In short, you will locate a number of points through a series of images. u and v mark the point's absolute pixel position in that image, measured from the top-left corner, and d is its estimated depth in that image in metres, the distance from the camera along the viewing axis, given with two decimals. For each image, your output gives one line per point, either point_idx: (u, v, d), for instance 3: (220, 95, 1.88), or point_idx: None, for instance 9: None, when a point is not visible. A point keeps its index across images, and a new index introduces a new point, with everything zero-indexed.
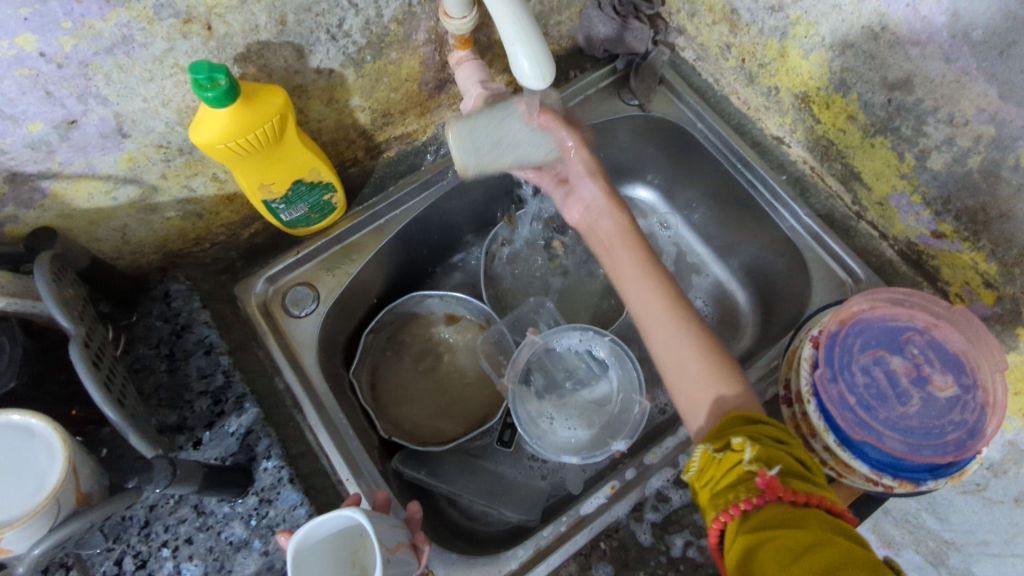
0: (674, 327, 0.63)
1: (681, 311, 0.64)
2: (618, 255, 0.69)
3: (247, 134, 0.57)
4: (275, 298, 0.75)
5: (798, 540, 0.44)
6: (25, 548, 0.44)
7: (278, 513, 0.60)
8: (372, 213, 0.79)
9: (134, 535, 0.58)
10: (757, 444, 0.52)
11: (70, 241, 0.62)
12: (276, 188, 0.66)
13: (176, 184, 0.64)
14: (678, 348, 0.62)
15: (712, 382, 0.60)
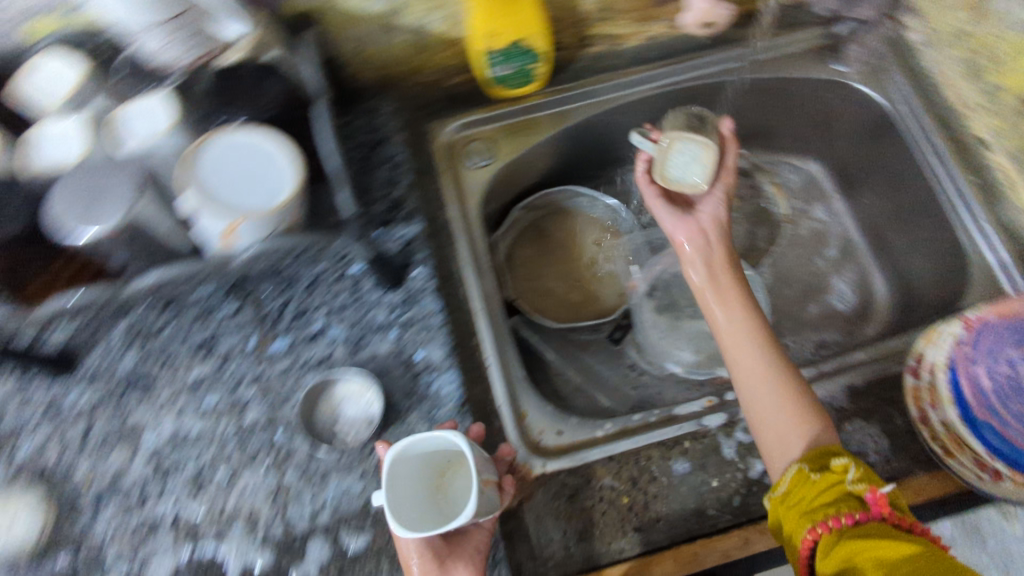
0: (762, 360, 0.65)
1: (769, 339, 0.67)
2: (720, 279, 0.71)
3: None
4: (459, 145, 0.80)
5: (908, 554, 0.49)
6: (245, 242, 0.51)
7: (418, 314, 0.67)
8: (563, 97, 0.82)
9: (299, 289, 0.67)
10: (859, 468, 0.56)
11: (323, 33, 0.70)
12: (499, 40, 0.72)
13: (418, 11, 0.71)
14: (768, 385, 0.63)
15: (802, 417, 0.61)
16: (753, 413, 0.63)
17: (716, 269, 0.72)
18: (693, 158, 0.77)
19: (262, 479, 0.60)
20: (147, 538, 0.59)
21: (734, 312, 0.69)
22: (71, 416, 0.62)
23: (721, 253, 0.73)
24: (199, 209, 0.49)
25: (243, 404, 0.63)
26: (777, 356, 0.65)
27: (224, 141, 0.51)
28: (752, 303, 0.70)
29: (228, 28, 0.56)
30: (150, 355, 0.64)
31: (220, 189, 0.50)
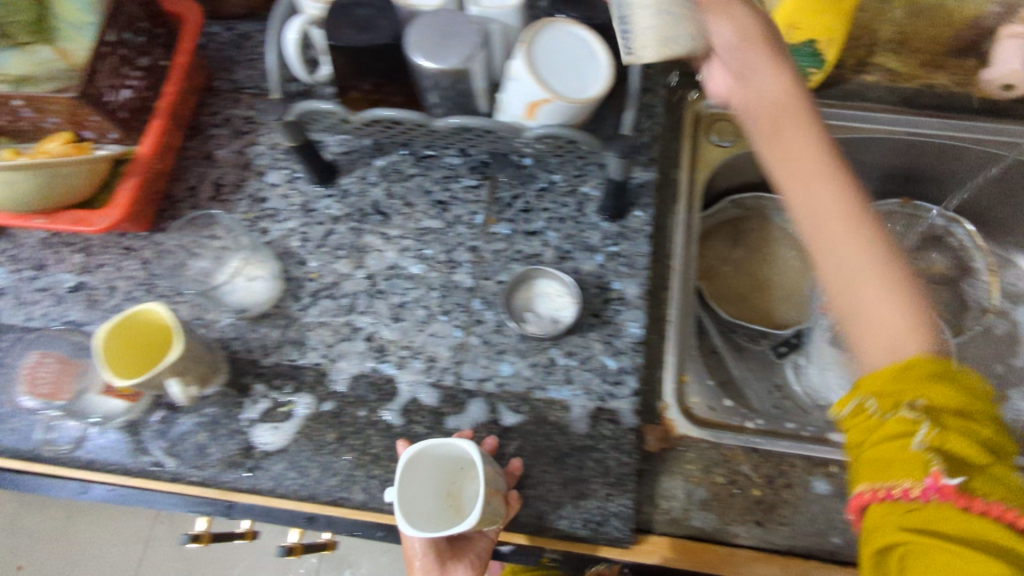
0: (843, 246, 0.45)
1: (861, 208, 0.46)
2: (788, 135, 0.49)
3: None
4: (708, 119, 0.81)
5: (969, 568, 0.37)
6: (538, 120, 0.56)
7: (627, 250, 0.69)
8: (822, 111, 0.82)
9: (532, 190, 0.72)
10: (937, 427, 0.41)
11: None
12: (796, 36, 0.72)
13: None
14: (868, 265, 0.44)
15: (895, 319, 0.43)
16: (846, 310, 0.46)
17: (785, 134, 0.49)
18: (659, 28, 0.53)
19: (450, 332, 0.66)
20: (344, 340, 0.65)
21: (807, 187, 0.47)
22: (318, 218, 0.70)
23: (775, 86, 0.50)
24: (528, 77, 0.52)
25: (455, 264, 0.68)
26: (862, 217, 0.45)
27: (564, 28, 0.55)
28: (824, 144, 0.48)
29: None
30: (395, 196, 0.71)
31: (551, 68, 0.53)
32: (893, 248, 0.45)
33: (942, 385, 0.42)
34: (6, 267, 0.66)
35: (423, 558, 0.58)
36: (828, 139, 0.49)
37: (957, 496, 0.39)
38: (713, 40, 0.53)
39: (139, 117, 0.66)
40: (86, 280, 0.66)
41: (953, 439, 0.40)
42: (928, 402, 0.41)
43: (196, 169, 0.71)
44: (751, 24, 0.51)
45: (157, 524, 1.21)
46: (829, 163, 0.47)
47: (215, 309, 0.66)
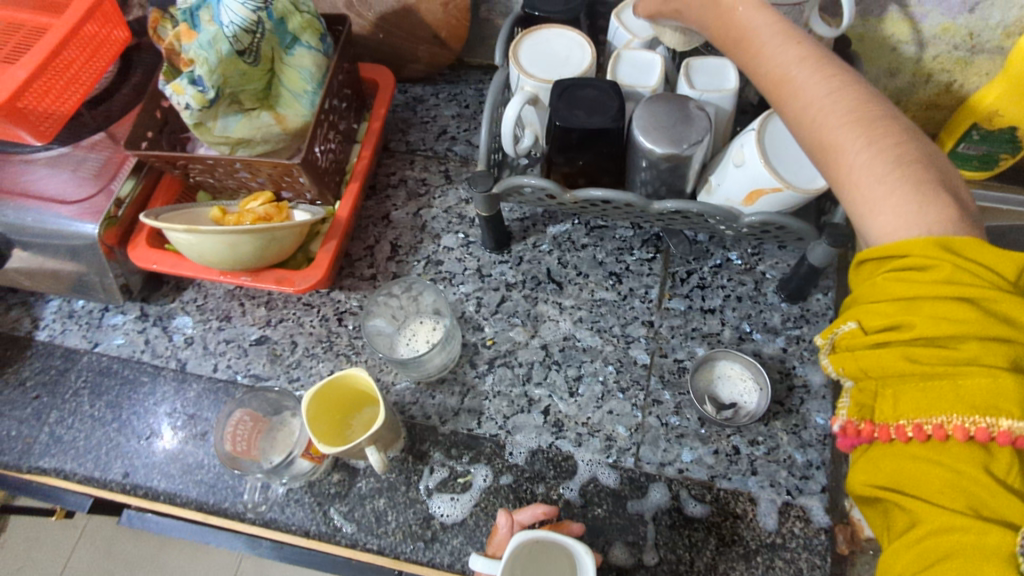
0: (822, 144, 0.43)
1: (849, 103, 0.43)
2: (776, 78, 0.46)
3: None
4: None
5: (919, 510, 0.37)
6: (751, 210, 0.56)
7: (810, 334, 0.68)
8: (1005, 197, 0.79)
9: (707, 267, 0.71)
10: (855, 354, 0.40)
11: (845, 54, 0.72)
12: (994, 123, 0.70)
13: (930, 69, 0.72)
14: (845, 144, 0.42)
15: (890, 199, 0.39)
16: (844, 207, 0.42)
17: (758, 63, 0.48)
18: (664, 107, 0.56)
19: (629, 410, 0.64)
20: (521, 412, 0.63)
21: (789, 100, 0.45)
22: (493, 283, 0.70)
23: (771, 43, 0.47)
24: (760, 165, 0.53)
25: (631, 339, 0.67)
26: (837, 115, 0.43)
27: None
28: (821, 74, 0.44)
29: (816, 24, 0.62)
30: (568, 265, 0.71)
31: (785, 158, 0.54)
32: (886, 136, 0.41)
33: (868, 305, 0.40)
34: (193, 317, 0.67)
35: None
36: (828, 68, 0.45)
37: (864, 431, 0.39)
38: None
39: (334, 178, 0.68)
40: (268, 333, 0.66)
41: (866, 368, 0.39)
42: (857, 330, 0.40)
43: (374, 230, 0.72)
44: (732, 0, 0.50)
45: (243, 566, 1.11)
46: (812, 62, 0.45)
47: (392, 372, 0.65)
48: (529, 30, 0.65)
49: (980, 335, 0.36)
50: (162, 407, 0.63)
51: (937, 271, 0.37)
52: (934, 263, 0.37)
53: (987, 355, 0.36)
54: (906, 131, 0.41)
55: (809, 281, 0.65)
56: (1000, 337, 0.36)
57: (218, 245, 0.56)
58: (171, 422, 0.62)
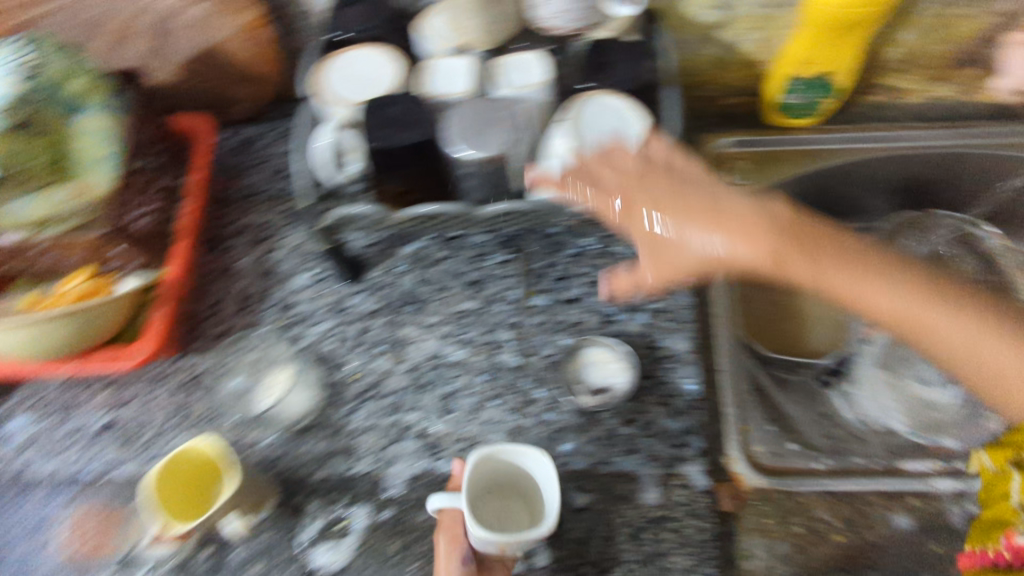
0: (935, 340, 0.50)
1: (967, 319, 0.50)
2: (891, 310, 0.49)
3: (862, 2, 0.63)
4: (728, 160, 0.80)
5: None
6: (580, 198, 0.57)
7: (670, 305, 0.69)
8: (837, 138, 0.81)
9: (564, 257, 0.71)
10: None
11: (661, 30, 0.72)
12: (807, 69, 0.73)
13: (741, 28, 0.74)
14: (962, 339, 0.50)
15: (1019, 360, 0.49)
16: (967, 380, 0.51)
17: (816, 282, 0.49)
18: (474, 113, 0.56)
19: (504, 415, 0.63)
20: (395, 442, 0.62)
21: (866, 308, 0.50)
22: (351, 315, 0.68)
23: (853, 283, 0.49)
24: None
25: (497, 344, 0.67)
26: (940, 313, 0.50)
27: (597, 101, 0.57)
28: (879, 266, 0.51)
29: (618, 7, 0.60)
30: (427, 282, 0.70)
31: (598, 139, 0.56)
32: (992, 331, 0.49)
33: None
34: (33, 414, 0.63)
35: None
36: (876, 260, 0.51)
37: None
38: (701, 249, 0.50)
39: (158, 241, 0.64)
40: (119, 416, 0.63)
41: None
42: None
43: (220, 283, 0.69)
44: (795, 257, 0.49)
45: None
46: (882, 275, 0.50)
47: (256, 429, 0.62)
48: (343, 46, 0.63)
49: None
50: (12, 518, 0.59)
51: None
52: None
53: None
54: (955, 287, 0.51)
55: None
56: None
57: (24, 336, 0.54)
58: (26, 531, 0.58)
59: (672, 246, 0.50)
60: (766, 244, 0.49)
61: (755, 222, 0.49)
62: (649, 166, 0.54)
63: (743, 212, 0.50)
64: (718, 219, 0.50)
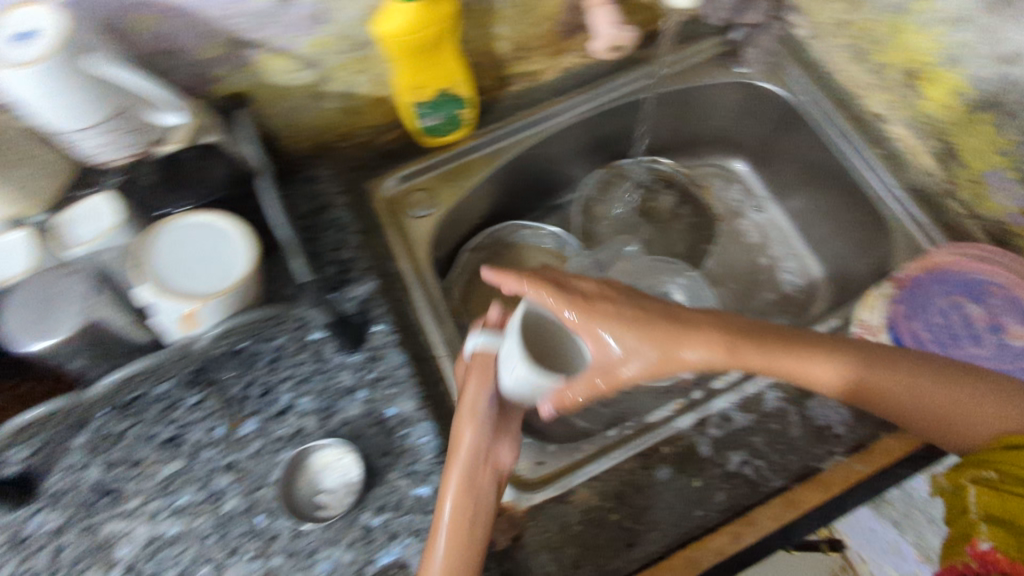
0: (964, 412, 0.58)
1: (949, 377, 0.59)
2: (824, 372, 0.60)
3: (427, 26, 0.63)
4: (401, 196, 0.81)
5: None
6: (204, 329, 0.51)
7: (384, 369, 0.68)
8: (493, 137, 0.85)
9: (261, 368, 0.67)
10: None
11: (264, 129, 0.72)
12: (426, 92, 0.72)
13: (342, 78, 0.70)
14: (968, 410, 0.58)
15: (971, 405, 0.58)
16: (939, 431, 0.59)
17: (711, 363, 0.58)
18: (32, 299, 0.48)
19: (246, 570, 0.57)
20: None
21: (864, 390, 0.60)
22: (34, 545, 0.58)
23: (839, 364, 0.60)
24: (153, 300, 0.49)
25: (218, 494, 0.60)
26: (942, 387, 0.59)
27: (206, 219, 0.52)
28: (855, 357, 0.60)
29: (169, 120, 0.54)
30: (115, 466, 0.61)
31: (189, 268, 0.50)
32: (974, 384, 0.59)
33: (1006, 477, 0.53)
34: None
35: (482, 425, 0.61)
36: (921, 361, 0.60)
37: (1004, 560, 0.48)
38: (604, 355, 0.58)
39: None
40: None
41: (1005, 521, 0.50)
42: None
43: None
44: (744, 342, 0.58)
45: None
46: (881, 363, 0.60)
47: None
48: None
49: None
50: None
51: None
52: None
53: None
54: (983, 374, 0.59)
55: (342, 319, 0.68)
56: None
57: None
58: None
59: (627, 351, 0.57)
60: (703, 337, 0.57)
61: (713, 325, 0.59)
62: (603, 296, 0.60)
63: (695, 338, 0.57)
64: (643, 335, 0.57)
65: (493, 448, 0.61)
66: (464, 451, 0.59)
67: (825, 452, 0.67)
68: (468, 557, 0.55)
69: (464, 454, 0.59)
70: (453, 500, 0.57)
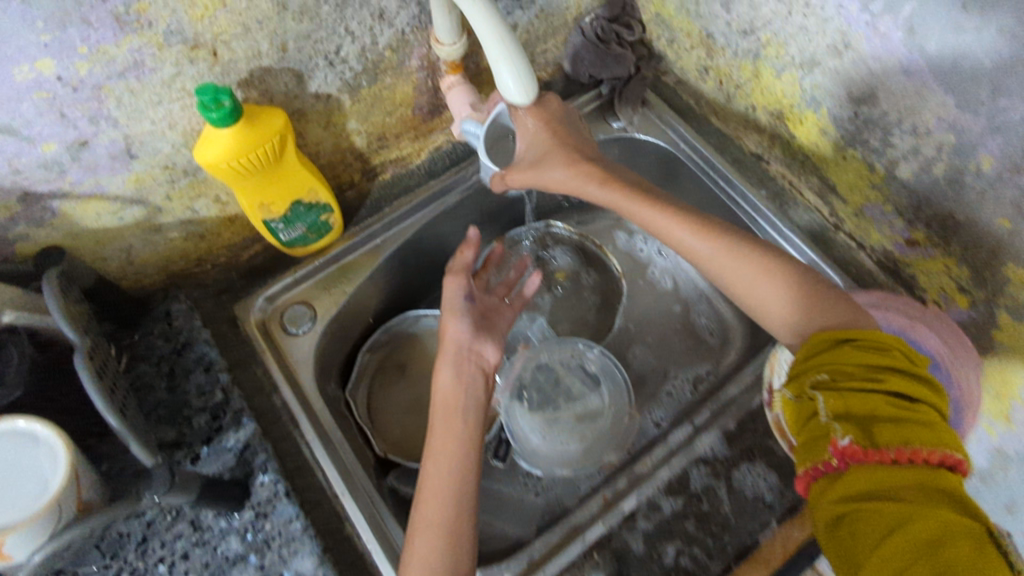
0: (781, 299, 0.60)
1: (785, 276, 0.61)
2: (677, 232, 0.66)
3: (250, 154, 0.58)
4: (274, 317, 0.76)
5: (888, 512, 0.45)
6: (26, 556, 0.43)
7: (273, 527, 0.61)
8: (368, 234, 0.81)
9: (131, 552, 0.60)
10: (880, 386, 0.49)
11: (104, 279, 0.67)
12: (276, 208, 0.67)
13: (180, 205, 0.65)
14: (785, 303, 0.60)
15: (793, 302, 0.60)
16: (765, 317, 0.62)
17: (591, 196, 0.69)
18: None
19: None
20: None
21: (701, 252, 0.65)
22: None
23: (695, 224, 0.66)
24: None
25: None
26: (771, 278, 0.61)
27: (4, 427, 0.45)
28: (717, 234, 0.65)
29: None
30: None
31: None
32: (814, 294, 0.59)
33: (839, 376, 0.51)
34: None
35: (462, 322, 0.73)
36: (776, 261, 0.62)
37: (858, 450, 0.46)
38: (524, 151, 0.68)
39: None
40: None
41: (857, 416, 0.48)
42: (881, 390, 0.49)
43: None
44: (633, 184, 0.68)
45: None
46: (726, 242, 0.64)
47: None
48: None
49: (931, 408, 0.49)
50: None
51: (914, 381, 0.50)
52: (892, 356, 0.52)
53: (926, 414, 0.49)
54: (834, 297, 0.59)
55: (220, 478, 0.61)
56: (928, 416, 0.49)
57: None
58: None
59: (543, 157, 0.68)
60: (605, 177, 0.68)
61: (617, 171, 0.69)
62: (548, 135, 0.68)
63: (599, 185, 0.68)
64: (569, 170, 0.68)
65: (473, 346, 0.72)
66: (450, 348, 0.71)
67: (760, 525, 0.64)
68: (461, 466, 0.63)
69: (450, 357, 0.70)
70: (443, 419, 0.66)
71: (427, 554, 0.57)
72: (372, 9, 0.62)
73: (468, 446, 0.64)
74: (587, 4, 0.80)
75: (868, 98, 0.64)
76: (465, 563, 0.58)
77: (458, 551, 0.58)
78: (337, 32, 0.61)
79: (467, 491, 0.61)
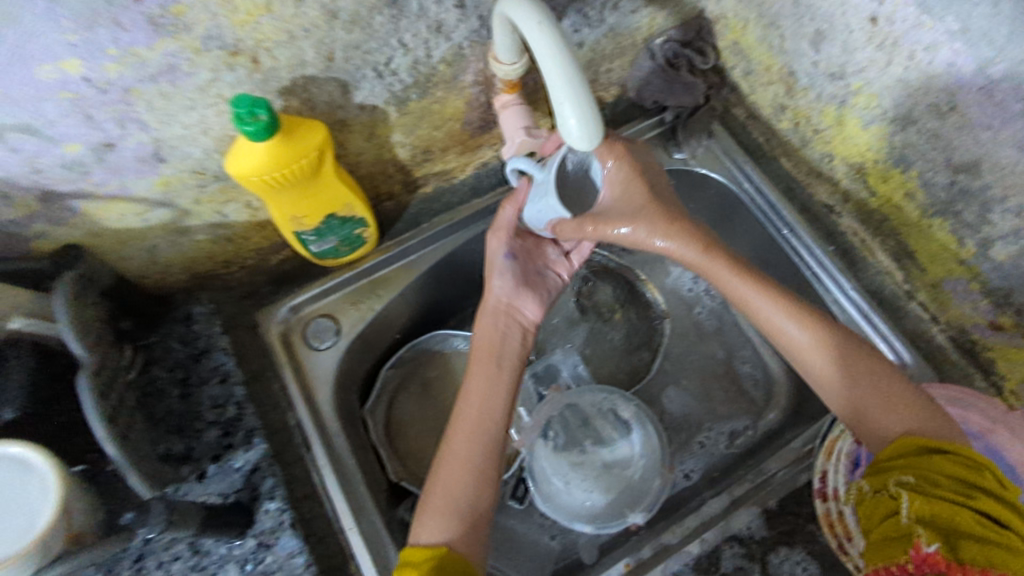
0: (867, 394, 0.55)
1: (874, 374, 0.56)
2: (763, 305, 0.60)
3: (284, 169, 0.54)
4: (297, 327, 0.73)
5: None
6: None
7: (275, 560, 0.58)
8: (404, 249, 0.77)
9: (126, 569, 0.57)
10: (969, 500, 0.44)
11: (125, 277, 0.64)
12: (309, 221, 0.63)
13: (209, 210, 0.61)
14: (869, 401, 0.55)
15: (879, 400, 0.55)
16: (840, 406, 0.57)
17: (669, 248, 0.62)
18: None
19: None
20: None
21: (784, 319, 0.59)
22: None
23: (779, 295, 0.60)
24: None
25: None
26: (862, 373, 0.56)
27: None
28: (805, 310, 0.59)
29: None
30: None
31: None
32: (901, 398, 0.54)
33: (925, 482, 0.46)
34: None
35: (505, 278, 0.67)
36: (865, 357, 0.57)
37: (943, 561, 0.41)
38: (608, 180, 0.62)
39: None
40: None
41: (942, 525, 0.43)
42: (969, 504, 0.44)
43: None
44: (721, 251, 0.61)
45: None
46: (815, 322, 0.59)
47: None
48: None
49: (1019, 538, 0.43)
50: None
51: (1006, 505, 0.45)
52: (986, 474, 0.46)
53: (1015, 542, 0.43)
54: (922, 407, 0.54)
55: (224, 503, 0.58)
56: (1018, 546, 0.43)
57: None
58: None
59: (625, 215, 0.61)
60: (687, 232, 0.61)
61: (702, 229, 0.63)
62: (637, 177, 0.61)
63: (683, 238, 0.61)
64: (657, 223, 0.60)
65: (513, 301, 0.68)
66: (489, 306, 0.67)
67: None
68: (482, 441, 0.60)
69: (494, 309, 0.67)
70: (477, 367, 0.64)
71: (445, 499, 0.57)
72: (429, 21, 0.57)
73: (494, 399, 0.62)
74: (660, 25, 0.74)
75: (970, 169, 0.57)
76: (483, 513, 0.58)
77: (478, 497, 0.58)
78: (390, 43, 0.56)
79: (485, 467, 0.59)
